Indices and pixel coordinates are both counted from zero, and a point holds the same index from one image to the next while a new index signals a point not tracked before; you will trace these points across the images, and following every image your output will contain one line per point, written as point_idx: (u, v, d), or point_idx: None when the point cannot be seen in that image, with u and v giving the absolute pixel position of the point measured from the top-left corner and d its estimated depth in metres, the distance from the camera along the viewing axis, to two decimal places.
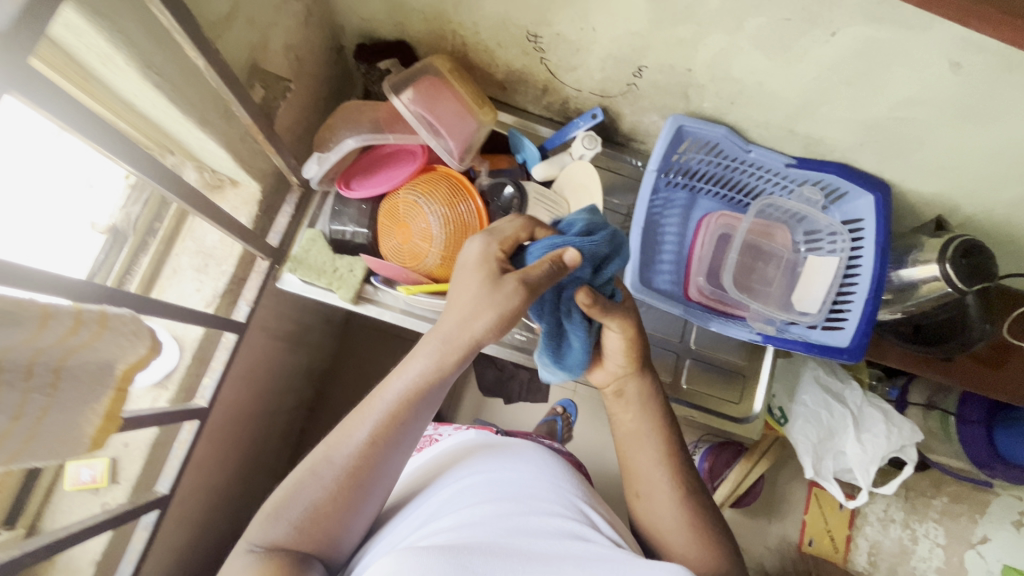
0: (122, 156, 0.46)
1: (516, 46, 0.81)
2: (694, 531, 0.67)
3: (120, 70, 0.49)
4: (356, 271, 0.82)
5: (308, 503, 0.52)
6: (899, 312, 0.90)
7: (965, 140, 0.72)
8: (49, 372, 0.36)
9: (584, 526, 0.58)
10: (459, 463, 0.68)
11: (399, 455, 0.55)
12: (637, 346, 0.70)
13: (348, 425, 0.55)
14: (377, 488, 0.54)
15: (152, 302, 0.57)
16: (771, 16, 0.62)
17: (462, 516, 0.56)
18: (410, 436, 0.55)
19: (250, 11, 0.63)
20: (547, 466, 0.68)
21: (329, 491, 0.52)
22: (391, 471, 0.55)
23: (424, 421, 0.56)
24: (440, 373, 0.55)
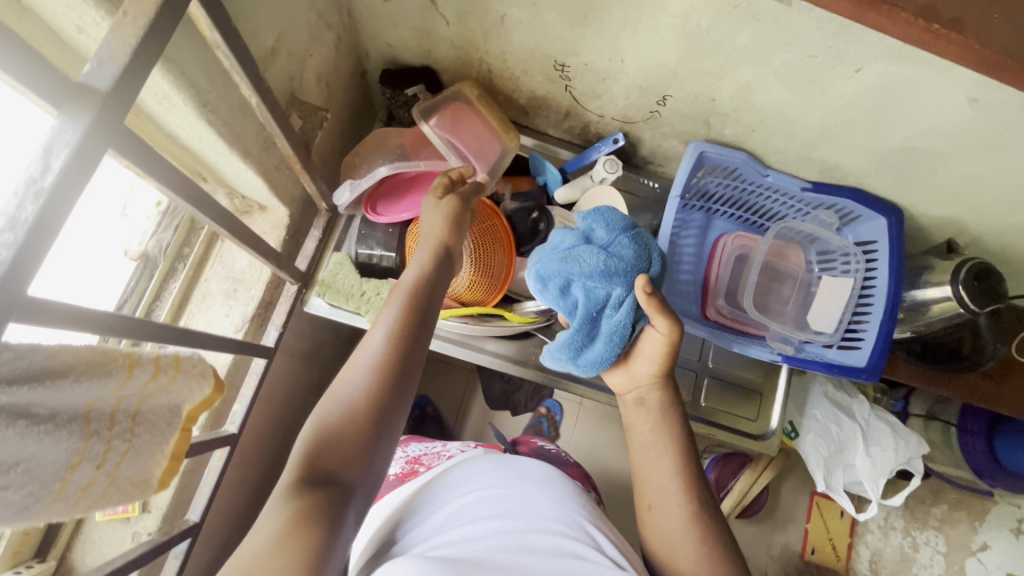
0: (184, 197, 0.46)
1: (543, 74, 0.82)
2: (706, 549, 0.65)
3: (176, 109, 0.50)
4: (384, 294, 0.83)
5: (341, 407, 0.55)
6: (909, 331, 0.94)
7: (978, 170, 0.75)
8: (128, 419, 0.37)
9: (585, 548, 0.60)
10: (463, 484, 0.72)
11: (415, 347, 0.61)
12: (664, 360, 0.71)
13: (362, 344, 0.61)
14: (402, 387, 0.59)
15: (189, 335, 0.57)
16: (800, 53, 0.64)
17: (465, 533, 0.61)
18: (417, 344, 0.61)
19: (291, 43, 0.63)
20: (548, 482, 0.72)
21: (358, 389, 0.56)
22: (411, 365, 0.60)
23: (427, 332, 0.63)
24: (427, 279, 0.66)
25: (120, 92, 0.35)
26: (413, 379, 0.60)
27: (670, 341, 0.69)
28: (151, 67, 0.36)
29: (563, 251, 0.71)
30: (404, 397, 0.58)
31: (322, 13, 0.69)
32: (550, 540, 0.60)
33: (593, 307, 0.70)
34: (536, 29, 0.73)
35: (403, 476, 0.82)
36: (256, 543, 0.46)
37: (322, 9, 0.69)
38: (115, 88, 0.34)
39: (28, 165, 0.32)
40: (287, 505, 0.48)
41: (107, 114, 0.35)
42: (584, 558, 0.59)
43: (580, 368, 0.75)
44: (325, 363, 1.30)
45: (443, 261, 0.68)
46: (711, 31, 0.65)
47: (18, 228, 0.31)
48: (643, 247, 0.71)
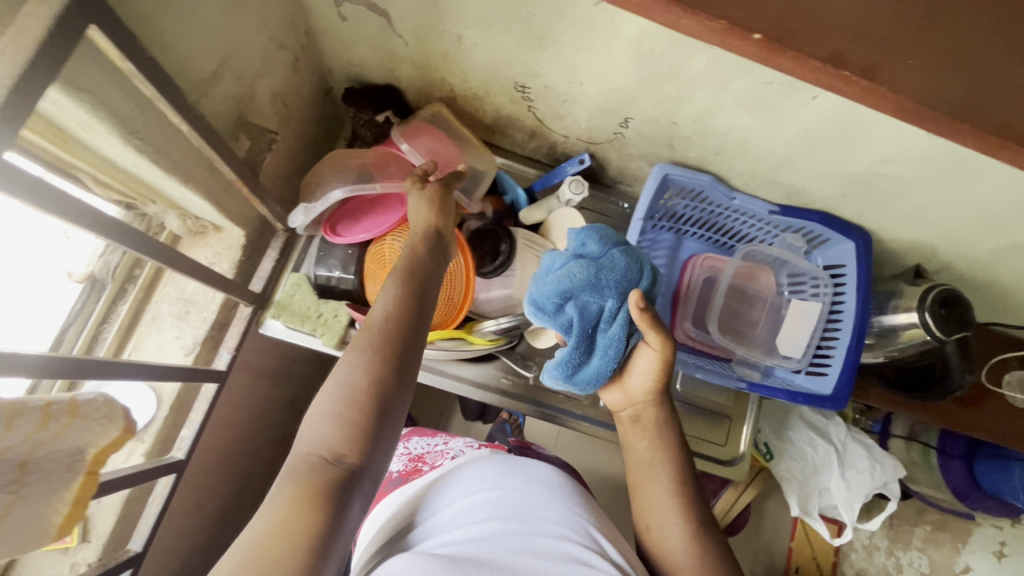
0: None
1: (505, 95, 0.82)
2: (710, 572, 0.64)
3: (101, 138, 0.48)
4: (340, 316, 0.81)
5: (341, 390, 0.55)
6: (881, 356, 0.91)
7: (941, 198, 0.73)
8: (14, 467, 0.38)
9: (586, 553, 0.58)
10: (470, 481, 0.69)
11: (416, 325, 0.60)
12: (659, 376, 0.69)
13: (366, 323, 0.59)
14: (404, 368, 0.57)
15: (103, 365, 0.56)
16: (754, 80, 0.63)
17: (470, 532, 0.59)
18: (420, 325, 0.60)
19: (236, 66, 0.62)
20: (554, 479, 0.69)
21: (357, 371, 0.55)
22: (411, 344, 0.58)
23: (428, 309, 0.62)
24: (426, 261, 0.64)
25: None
26: (415, 357, 0.59)
27: (665, 357, 0.68)
28: (39, 101, 0.35)
29: (554, 273, 0.68)
30: (406, 377, 0.57)
31: (274, 33, 0.68)
32: (555, 542, 0.58)
33: (588, 323, 0.67)
34: (493, 50, 0.72)
35: (407, 475, 0.79)
36: (258, 529, 0.47)
37: (274, 30, 0.68)
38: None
39: None
40: (290, 491, 0.50)
41: None
42: (588, 563, 0.57)
43: (576, 386, 0.71)
44: (299, 379, 1.28)
45: (439, 240, 0.67)
46: (665, 56, 0.64)
47: None
48: (635, 259, 0.70)
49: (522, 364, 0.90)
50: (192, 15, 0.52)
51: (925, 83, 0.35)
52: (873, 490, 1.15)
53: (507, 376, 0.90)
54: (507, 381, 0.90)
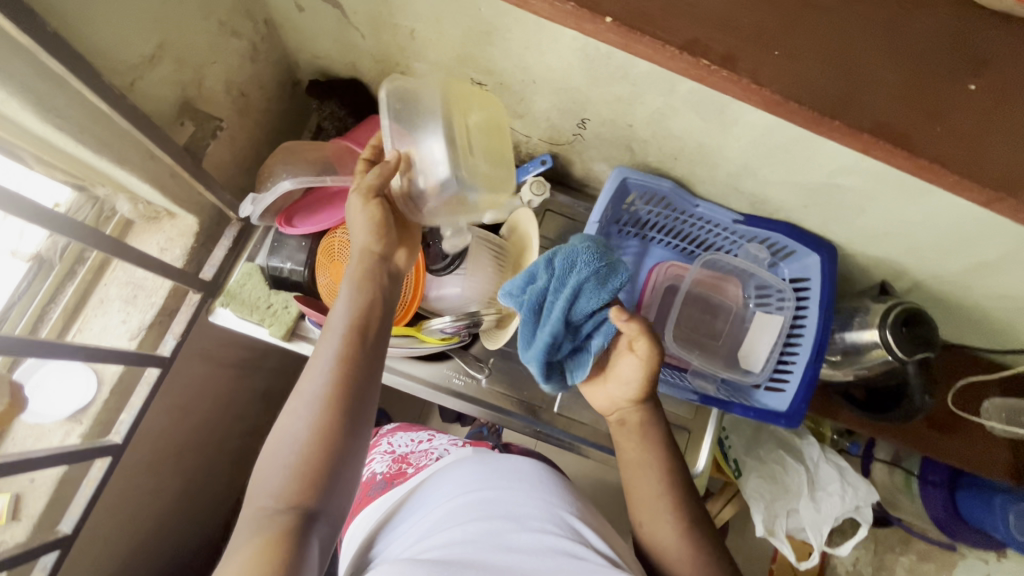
0: None
1: (464, 92, 0.81)
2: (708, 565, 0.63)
3: (18, 113, 0.49)
4: (291, 308, 0.81)
5: (294, 439, 0.54)
6: (850, 374, 0.88)
7: (901, 212, 0.71)
8: None
9: (575, 541, 0.59)
10: (450, 484, 0.68)
11: (368, 358, 0.60)
12: (643, 385, 0.65)
13: (314, 360, 0.59)
14: (358, 409, 0.57)
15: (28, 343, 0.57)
16: (700, 82, 0.62)
17: (452, 535, 0.58)
18: (371, 356, 0.61)
19: (179, 51, 0.63)
20: (536, 473, 0.69)
21: (309, 418, 0.55)
22: (363, 384, 0.58)
23: (380, 345, 0.62)
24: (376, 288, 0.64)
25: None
26: (368, 397, 0.59)
27: (648, 366, 0.64)
28: None
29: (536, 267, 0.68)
30: (360, 411, 0.57)
31: (225, 21, 0.69)
32: (541, 540, 0.58)
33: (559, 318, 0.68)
34: (445, 45, 0.72)
35: (390, 477, 0.78)
36: None
37: (226, 18, 0.69)
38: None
39: None
40: (252, 544, 0.49)
41: None
42: (579, 557, 0.57)
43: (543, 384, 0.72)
44: (271, 371, 1.28)
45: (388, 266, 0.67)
46: (611, 55, 0.62)
47: None
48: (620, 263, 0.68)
49: (475, 366, 0.88)
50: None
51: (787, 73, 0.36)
52: (844, 514, 1.11)
53: (460, 377, 0.89)
54: (459, 382, 0.88)
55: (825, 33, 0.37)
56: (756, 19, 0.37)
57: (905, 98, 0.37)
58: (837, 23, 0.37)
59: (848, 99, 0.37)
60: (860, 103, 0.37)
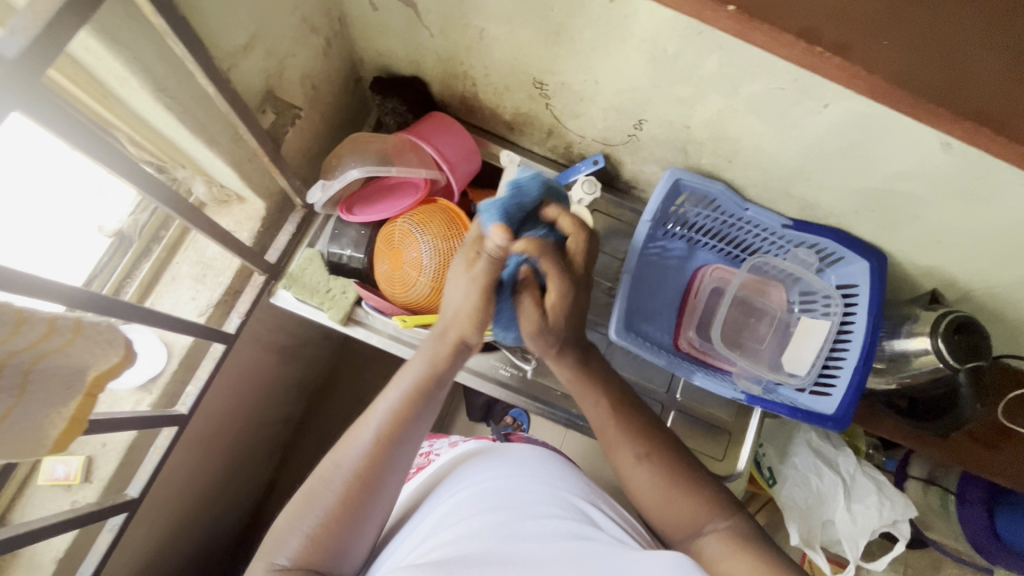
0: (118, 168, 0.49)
1: (523, 91, 0.84)
2: (693, 499, 0.66)
3: (134, 92, 0.53)
4: (349, 293, 0.84)
5: (321, 510, 0.60)
6: (892, 383, 0.88)
7: (957, 220, 0.71)
8: (19, 373, 0.38)
9: (582, 529, 0.61)
10: (453, 484, 0.69)
11: (406, 443, 0.64)
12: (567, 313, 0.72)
13: (356, 431, 0.65)
14: (381, 492, 0.62)
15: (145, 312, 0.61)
16: (766, 85, 0.63)
17: (458, 530, 0.59)
18: (410, 438, 0.65)
19: (268, 43, 0.67)
20: (537, 461, 0.71)
21: (337, 495, 0.60)
22: (395, 466, 0.63)
23: (419, 430, 0.66)
24: (433, 373, 0.69)
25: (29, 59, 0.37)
26: (395, 477, 0.64)
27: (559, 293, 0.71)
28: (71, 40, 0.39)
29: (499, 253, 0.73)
30: (383, 489, 0.62)
31: (307, 17, 0.73)
32: (543, 526, 0.60)
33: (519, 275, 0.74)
34: (512, 44, 0.74)
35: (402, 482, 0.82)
36: None
37: (307, 14, 0.73)
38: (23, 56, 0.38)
39: None
40: None
41: None
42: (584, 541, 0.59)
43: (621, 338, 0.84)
44: (309, 360, 1.31)
45: (459, 350, 0.71)
46: (678, 56, 0.65)
47: None
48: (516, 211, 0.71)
49: (522, 356, 0.90)
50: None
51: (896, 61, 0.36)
52: (880, 527, 1.10)
53: (506, 368, 0.91)
54: (505, 373, 0.91)
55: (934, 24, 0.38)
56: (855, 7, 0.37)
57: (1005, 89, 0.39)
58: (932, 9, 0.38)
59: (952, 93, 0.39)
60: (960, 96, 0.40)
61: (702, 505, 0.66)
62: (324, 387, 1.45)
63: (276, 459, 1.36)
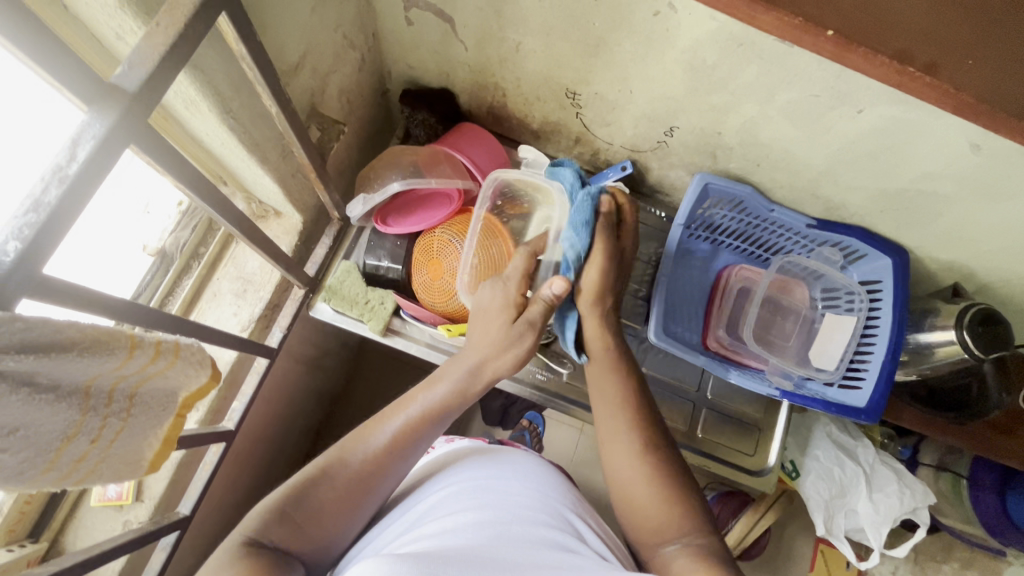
0: (194, 190, 0.49)
1: (554, 101, 0.86)
2: (678, 508, 0.62)
3: (202, 114, 0.54)
4: (387, 303, 0.84)
5: (316, 500, 0.58)
6: (913, 374, 0.92)
7: (980, 218, 0.74)
8: (125, 398, 0.41)
9: (572, 539, 0.60)
10: (446, 480, 0.67)
11: (411, 454, 0.63)
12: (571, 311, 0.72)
13: (367, 431, 0.63)
14: (379, 495, 0.61)
15: (199, 329, 0.61)
16: (802, 92, 0.66)
17: (444, 522, 0.57)
18: (418, 451, 0.64)
19: (315, 60, 0.68)
20: (535, 472, 0.71)
21: (337, 490, 0.59)
22: (396, 474, 0.63)
23: (425, 445, 0.65)
24: (455, 396, 0.65)
25: (145, 92, 0.38)
26: (391, 482, 0.63)
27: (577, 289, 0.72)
28: (176, 73, 0.40)
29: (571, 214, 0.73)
30: (379, 492, 0.61)
31: (346, 33, 0.74)
32: (531, 526, 0.58)
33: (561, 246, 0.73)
34: (548, 56, 0.76)
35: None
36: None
37: (347, 30, 0.74)
38: (140, 90, 0.38)
39: (55, 154, 0.35)
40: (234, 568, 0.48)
41: (142, 119, 0.39)
42: (572, 548, 0.58)
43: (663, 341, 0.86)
44: (328, 371, 1.31)
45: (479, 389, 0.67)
46: (717, 67, 0.67)
47: (40, 210, 0.34)
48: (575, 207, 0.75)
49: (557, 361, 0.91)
50: (275, 7, 0.57)
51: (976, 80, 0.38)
52: (902, 515, 1.11)
53: (542, 373, 0.93)
54: (541, 377, 0.92)
55: (1009, 38, 0.40)
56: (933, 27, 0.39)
57: None
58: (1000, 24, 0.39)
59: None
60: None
61: (680, 516, 0.61)
62: (340, 397, 1.44)
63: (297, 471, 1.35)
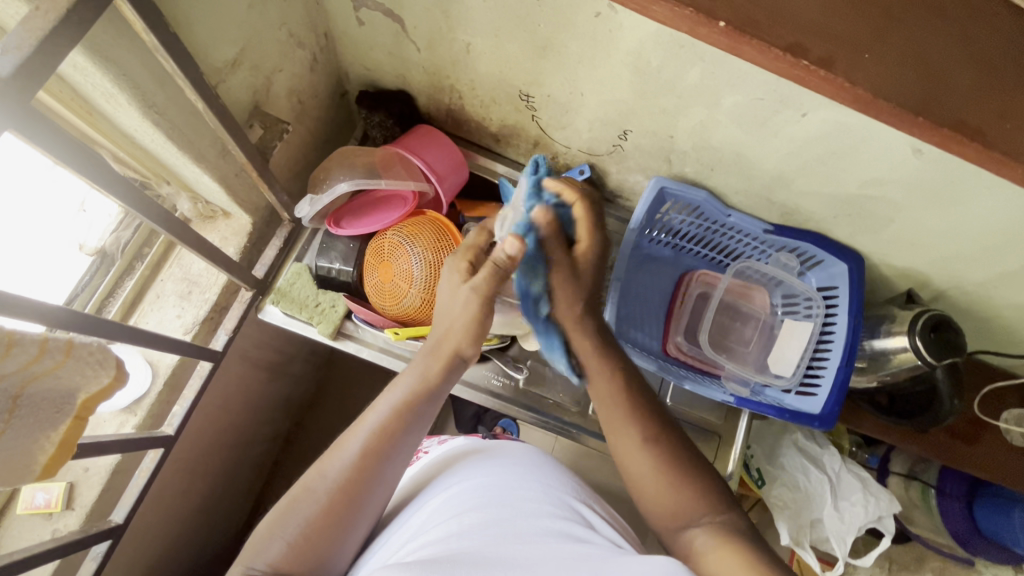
0: (101, 181, 0.48)
1: (509, 104, 0.85)
2: (694, 491, 0.62)
3: (121, 107, 0.53)
4: (338, 307, 0.83)
5: (302, 519, 0.55)
6: (873, 381, 0.90)
7: (926, 223, 0.74)
8: (7, 399, 0.40)
9: (578, 528, 0.58)
10: (448, 481, 0.65)
11: (394, 453, 0.60)
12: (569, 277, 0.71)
13: (341, 441, 0.60)
14: (369, 501, 0.58)
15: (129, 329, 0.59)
16: (745, 95, 0.65)
17: (450, 527, 0.56)
18: (400, 449, 0.60)
19: (254, 56, 0.67)
20: (534, 460, 0.68)
21: (320, 505, 0.56)
22: (382, 480, 0.59)
23: (409, 442, 0.62)
24: (426, 382, 0.63)
25: (21, 77, 0.37)
26: (380, 489, 0.59)
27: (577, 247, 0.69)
28: (64, 57, 0.39)
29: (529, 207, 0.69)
30: (368, 503, 0.58)
31: (293, 31, 0.73)
32: (539, 526, 0.57)
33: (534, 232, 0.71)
34: (498, 57, 0.76)
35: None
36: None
37: (293, 29, 0.73)
38: (15, 74, 0.37)
39: None
40: None
41: (18, 103, 0.37)
42: (584, 540, 0.57)
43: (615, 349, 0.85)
44: (295, 378, 1.28)
45: (453, 365, 0.65)
46: (661, 69, 0.66)
47: None
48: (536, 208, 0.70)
49: (513, 367, 0.90)
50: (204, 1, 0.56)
51: (883, 76, 0.37)
52: (867, 524, 1.07)
53: (498, 378, 0.91)
54: (497, 383, 0.91)
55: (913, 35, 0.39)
56: (848, 24, 0.37)
57: (976, 100, 0.38)
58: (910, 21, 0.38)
59: (935, 100, 0.38)
60: (940, 104, 0.38)
61: (700, 498, 0.62)
62: (309, 406, 1.41)
63: (262, 481, 1.32)
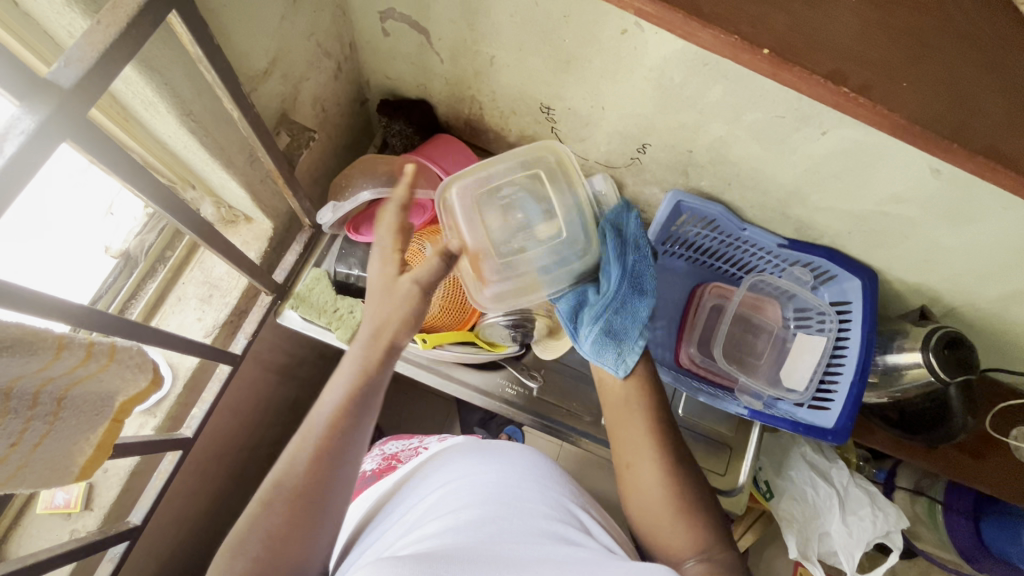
0: (141, 187, 0.49)
1: (529, 115, 0.86)
2: (686, 524, 0.63)
3: (160, 116, 0.54)
4: (356, 312, 0.83)
5: (264, 532, 0.53)
6: (884, 397, 0.91)
7: (940, 242, 0.75)
8: (52, 401, 0.42)
9: (572, 530, 0.58)
10: (441, 476, 0.66)
11: (348, 447, 0.59)
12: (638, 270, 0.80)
13: (296, 447, 0.59)
14: (329, 501, 0.57)
15: (153, 331, 0.60)
16: (767, 113, 0.66)
17: (443, 520, 0.56)
18: (355, 441, 0.60)
19: (284, 66, 0.69)
20: (524, 455, 0.69)
21: (281, 513, 0.54)
22: (338, 478, 0.58)
23: (364, 432, 0.61)
24: (366, 372, 0.62)
25: (77, 89, 0.39)
26: (339, 488, 0.58)
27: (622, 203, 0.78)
28: (120, 69, 0.41)
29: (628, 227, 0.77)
30: (328, 501, 0.57)
31: (320, 42, 0.74)
32: (528, 518, 0.57)
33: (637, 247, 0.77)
34: (521, 70, 0.77)
35: (380, 472, 0.78)
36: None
37: (321, 39, 0.74)
38: (76, 86, 0.39)
39: None
40: None
41: (69, 112, 0.39)
42: (574, 537, 0.57)
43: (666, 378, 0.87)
44: (303, 381, 1.28)
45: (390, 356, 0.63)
46: (684, 85, 0.67)
47: None
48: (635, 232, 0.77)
49: (527, 375, 0.91)
50: (240, 12, 0.57)
51: (913, 104, 0.38)
52: (875, 540, 1.04)
53: (513, 387, 0.92)
54: (512, 392, 0.91)
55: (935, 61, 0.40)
56: (876, 52, 0.39)
57: (1003, 125, 0.39)
58: (935, 47, 0.40)
59: (965, 124, 0.38)
60: (974, 130, 0.38)
61: (690, 537, 0.62)
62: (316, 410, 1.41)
63: None
